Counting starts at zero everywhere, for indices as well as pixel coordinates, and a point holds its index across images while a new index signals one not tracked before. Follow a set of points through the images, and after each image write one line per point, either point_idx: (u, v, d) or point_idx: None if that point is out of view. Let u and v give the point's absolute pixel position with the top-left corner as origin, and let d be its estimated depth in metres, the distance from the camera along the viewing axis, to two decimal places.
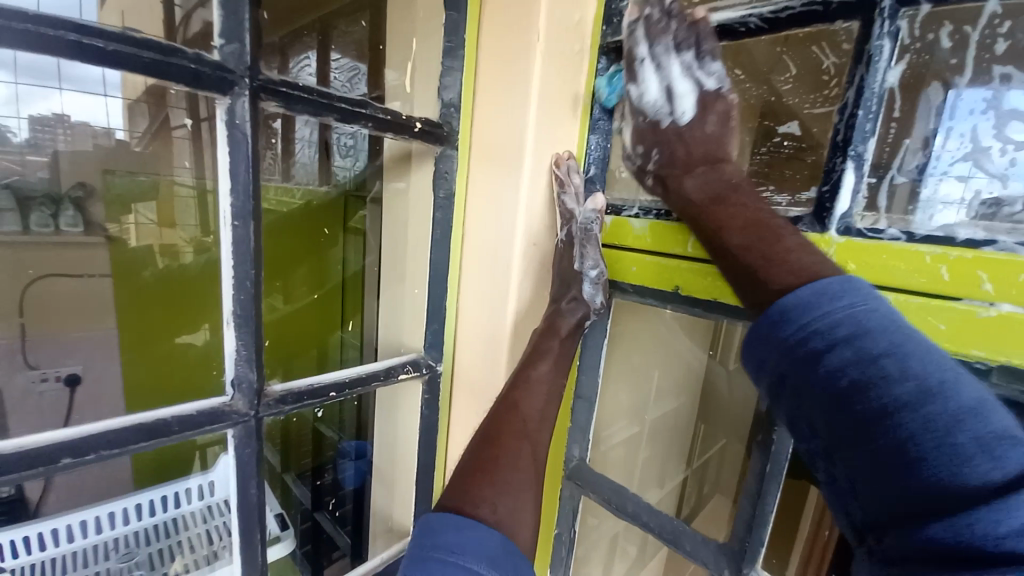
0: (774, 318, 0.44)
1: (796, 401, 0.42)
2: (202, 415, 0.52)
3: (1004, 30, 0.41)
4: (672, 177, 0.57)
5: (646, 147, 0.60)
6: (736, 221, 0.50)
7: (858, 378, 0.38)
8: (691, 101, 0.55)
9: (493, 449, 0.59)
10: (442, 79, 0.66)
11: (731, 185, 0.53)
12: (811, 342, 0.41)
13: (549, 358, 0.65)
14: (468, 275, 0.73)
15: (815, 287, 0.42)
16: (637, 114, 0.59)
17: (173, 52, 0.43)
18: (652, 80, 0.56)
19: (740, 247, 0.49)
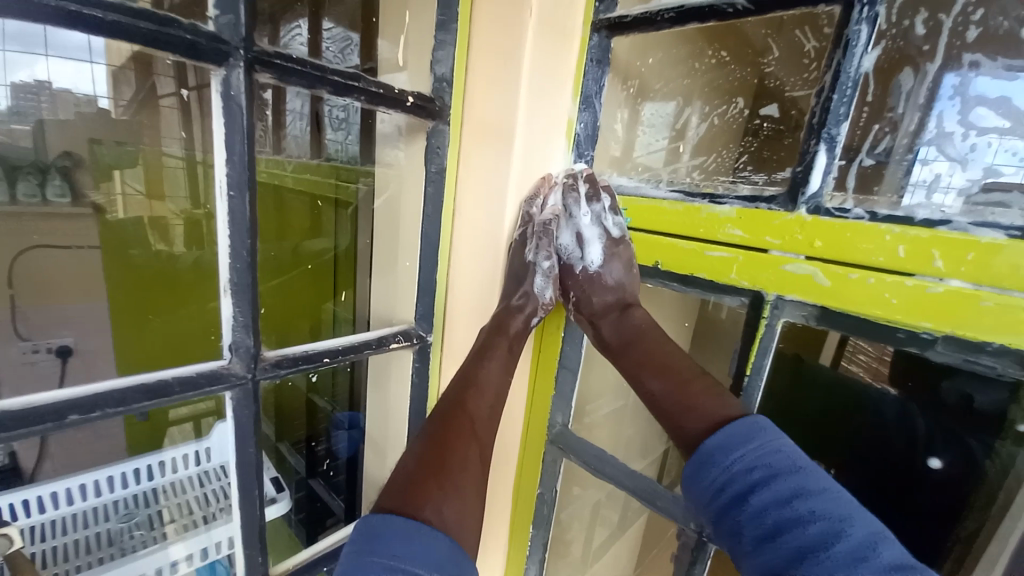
0: (703, 461, 0.56)
1: (729, 528, 0.52)
2: (202, 376, 0.54)
3: (976, 17, 0.44)
4: (597, 323, 0.72)
5: (571, 281, 0.77)
6: (651, 367, 0.67)
7: (777, 519, 0.48)
8: (596, 248, 0.72)
9: (439, 447, 0.60)
10: (435, 52, 0.65)
11: (641, 330, 0.70)
12: (736, 485, 0.52)
13: (499, 356, 0.70)
14: (459, 250, 0.74)
15: (725, 429, 0.55)
16: (562, 257, 0.78)
17: (169, 22, 0.43)
18: (566, 231, 0.75)
19: (660, 389, 0.65)
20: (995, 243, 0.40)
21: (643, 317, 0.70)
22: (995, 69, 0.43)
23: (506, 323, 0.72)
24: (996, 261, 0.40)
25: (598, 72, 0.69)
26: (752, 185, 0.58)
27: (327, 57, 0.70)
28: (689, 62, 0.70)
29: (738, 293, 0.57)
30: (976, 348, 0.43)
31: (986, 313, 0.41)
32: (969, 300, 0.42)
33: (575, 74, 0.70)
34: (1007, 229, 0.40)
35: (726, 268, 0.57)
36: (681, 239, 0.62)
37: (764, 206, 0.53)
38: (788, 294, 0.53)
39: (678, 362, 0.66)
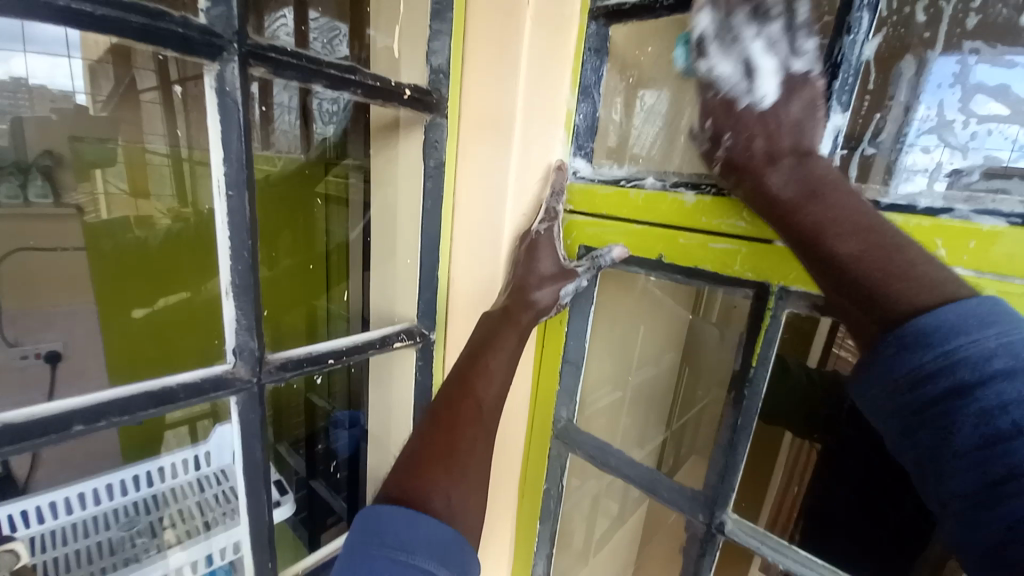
0: (903, 341, 0.39)
1: (925, 446, 0.38)
2: (206, 382, 0.53)
3: (975, 4, 0.46)
4: (751, 169, 0.49)
5: (730, 122, 0.50)
6: (841, 225, 0.44)
7: (1021, 422, 0.34)
8: (776, 79, 0.47)
9: (444, 437, 0.61)
10: (430, 43, 0.64)
11: (829, 182, 0.46)
12: (954, 373, 0.36)
13: (509, 347, 0.68)
14: (459, 247, 0.74)
15: (958, 304, 0.38)
16: (712, 82, 0.50)
17: (162, 16, 0.42)
18: (735, 52, 0.47)
19: (856, 253, 0.43)
20: (996, 230, 0.41)
21: (832, 168, 0.46)
22: (994, 57, 0.44)
23: (516, 312, 0.69)
24: (996, 248, 0.41)
25: (596, 62, 0.68)
26: None
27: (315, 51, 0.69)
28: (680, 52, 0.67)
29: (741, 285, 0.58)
30: None
31: (989, 300, 0.42)
32: (973, 286, 0.43)
33: (573, 65, 0.69)
34: (1010, 216, 0.40)
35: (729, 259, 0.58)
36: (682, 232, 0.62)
37: None
38: (792, 284, 0.54)
39: (888, 228, 0.43)
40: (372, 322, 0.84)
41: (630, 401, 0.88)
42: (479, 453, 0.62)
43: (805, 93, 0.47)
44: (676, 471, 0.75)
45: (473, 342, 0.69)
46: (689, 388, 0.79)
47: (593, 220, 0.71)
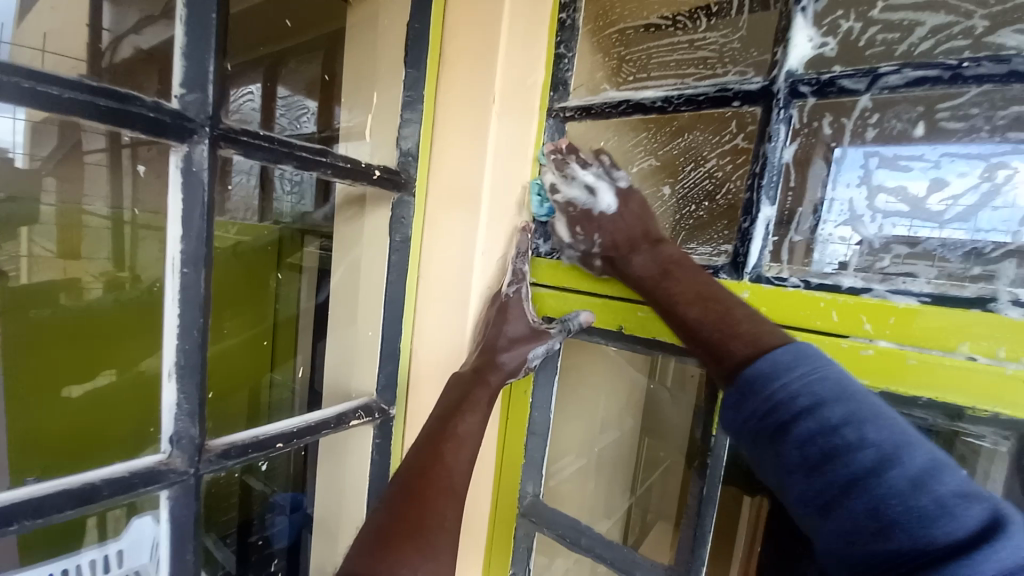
0: (739, 390, 0.49)
1: (778, 467, 0.45)
2: (136, 476, 0.47)
3: (871, 120, 0.52)
4: (621, 258, 0.64)
5: (591, 229, 0.67)
6: (688, 295, 0.57)
7: (826, 448, 0.42)
8: (609, 194, 0.67)
9: (416, 512, 0.58)
10: (401, 129, 0.69)
11: (674, 261, 0.60)
12: (779, 414, 0.45)
13: (479, 412, 0.65)
14: (425, 316, 0.75)
15: (769, 357, 0.47)
16: (570, 204, 0.69)
17: (130, 99, 0.42)
18: (576, 184, 0.68)
19: (697, 318, 0.55)
20: (911, 308, 0.47)
21: (675, 251, 0.61)
22: (891, 161, 0.52)
23: (482, 378, 0.66)
24: (914, 323, 0.46)
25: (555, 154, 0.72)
26: (701, 256, 0.62)
27: (280, 125, 0.68)
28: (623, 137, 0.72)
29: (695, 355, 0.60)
30: (910, 402, 0.48)
31: (914, 370, 0.47)
32: (898, 357, 0.47)
33: (532, 153, 0.74)
34: (918, 296, 0.47)
35: None
36: (641, 304, 0.64)
37: (715, 275, 0.58)
38: None
39: (716, 293, 0.55)
40: (326, 396, 0.79)
41: (593, 468, 0.85)
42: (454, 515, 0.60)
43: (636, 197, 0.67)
44: (642, 541, 0.73)
45: (443, 408, 0.66)
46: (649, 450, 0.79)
47: (556, 291, 0.72)
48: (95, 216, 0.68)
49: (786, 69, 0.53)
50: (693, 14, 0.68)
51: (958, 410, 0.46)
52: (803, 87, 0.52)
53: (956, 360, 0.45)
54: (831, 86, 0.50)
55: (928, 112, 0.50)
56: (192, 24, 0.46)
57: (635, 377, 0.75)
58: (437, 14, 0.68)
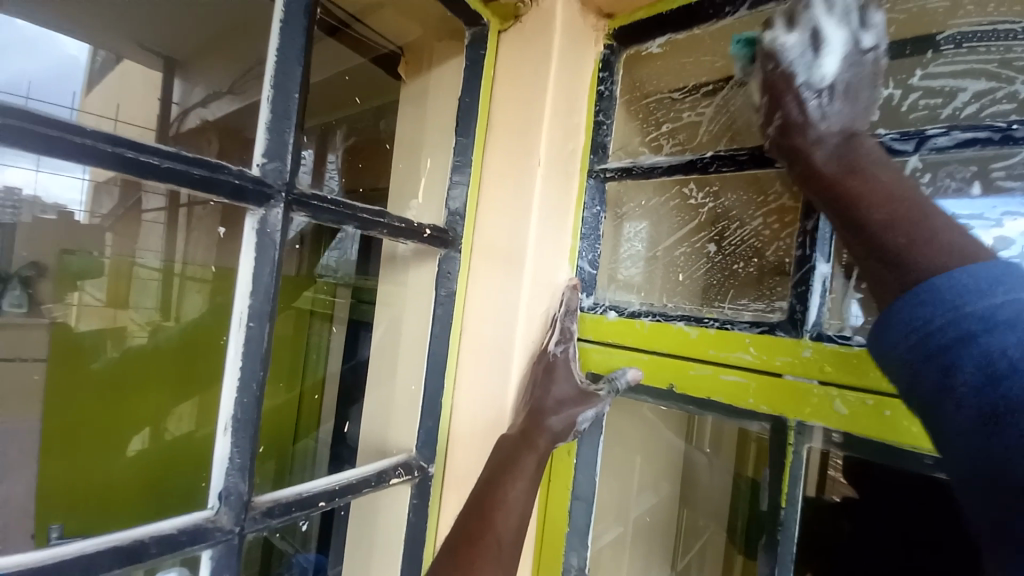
0: (921, 297, 0.37)
1: (928, 394, 0.35)
2: (184, 533, 0.47)
3: (923, 180, 0.52)
4: (801, 140, 0.50)
5: (785, 104, 0.50)
6: (874, 197, 0.45)
7: (1018, 362, 0.30)
8: (835, 63, 0.48)
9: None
10: (449, 191, 0.74)
11: (866, 159, 0.47)
12: (963, 323, 0.34)
13: (526, 478, 0.63)
14: (464, 371, 0.74)
15: (983, 267, 0.36)
16: (768, 58, 0.50)
17: (220, 167, 0.47)
18: (801, 26, 0.48)
19: (880, 219, 0.44)
20: None
21: (878, 151, 0.47)
22: None
23: (532, 438, 0.64)
24: None
25: (596, 210, 0.76)
26: (754, 312, 0.61)
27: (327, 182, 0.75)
28: (658, 195, 0.75)
29: (757, 417, 0.58)
30: None
31: None
32: None
33: (574, 211, 0.76)
34: None
35: (742, 392, 0.58)
36: (692, 362, 0.62)
37: (771, 332, 0.57)
38: (809, 419, 0.54)
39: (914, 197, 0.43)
40: (362, 451, 0.79)
41: (630, 538, 0.79)
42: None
43: (866, 74, 0.49)
44: None
45: (490, 471, 0.65)
46: (690, 519, 0.78)
47: (602, 346, 0.71)
48: (145, 270, 0.89)
49: None
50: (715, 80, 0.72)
51: None
52: None
53: None
54: (879, 147, 0.52)
55: (982, 171, 0.50)
56: (277, 102, 0.52)
57: (674, 441, 0.74)
58: (486, 89, 0.75)
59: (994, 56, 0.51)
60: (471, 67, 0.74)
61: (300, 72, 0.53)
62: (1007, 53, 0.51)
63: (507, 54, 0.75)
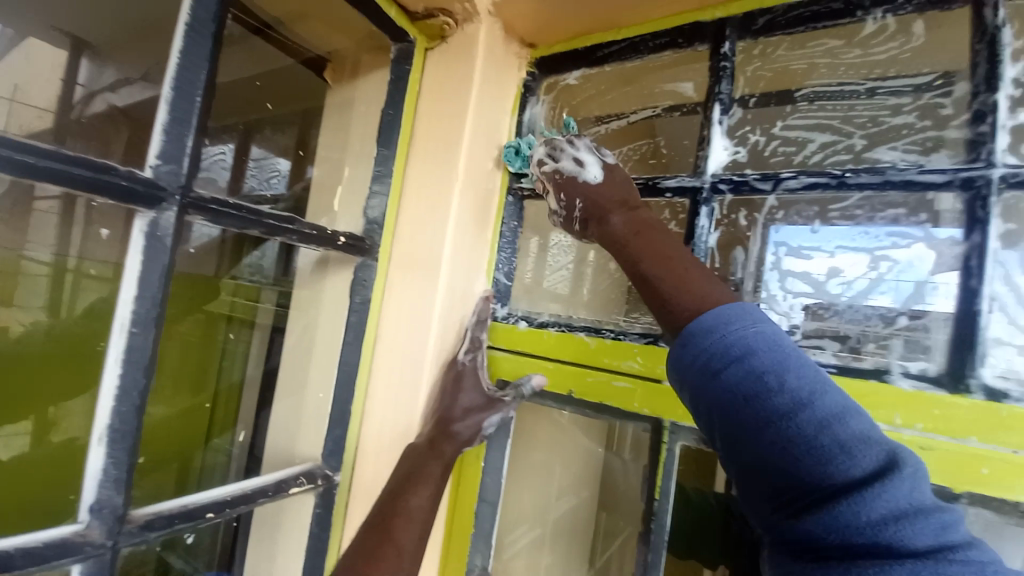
0: (685, 343, 0.45)
1: (707, 415, 0.43)
2: (49, 548, 0.44)
3: (778, 216, 0.60)
4: (598, 220, 0.61)
5: (574, 193, 0.64)
6: (649, 256, 0.55)
7: (748, 393, 0.39)
8: (598, 169, 0.64)
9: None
10: (369, 200, 0.75)
11: (649, 224, 0.59)
12: (714, 361, 0.42)
13: (430, 485, 0.65)
14: (377, 378, 0.74)
15: (715, 314, 0.44)
16: (557, 170, 0.65)
17: (108, 169, 0.45)
18: (566, 158, 0.65)
19: (650, 271, 0.53)
20: None
21: (651, 215, 0.60)
22: (794, 250, 0.60)
23: (439, 447, 0.67)
24: None
25: (514, 226, 0.80)
26: (643, 325, 0.67)
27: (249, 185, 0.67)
28: None
29: (640, 420, 0.64)
30: None
31: None
32: None
33: (493, 226, 0.79)
34: (826, 366, 0.53)
35: (629, 397, 0.64)
36: (590, 370, 0.68)
37: (655, 343, 0.63)
38: (682, 421, 0.60)
39: (679, 255, 0.53)
40: None
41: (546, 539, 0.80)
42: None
43: (619, 176, 0.63)
44: None
45: (394, 482, 0.66)
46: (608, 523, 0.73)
47: (511, 353, 0.75)
48: None
49: (710, 171, 0.62)
50: (620, 115, 0.76)
51: None
52: (722, 185, 0.61)
53: None
54: (745, 185, 0.60)
55: (823, 211, 0.58)
56: (177, 104, 0.51)
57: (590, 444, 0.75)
58: (410, 103, 0.76)
59: (837, 114, 0.60)
60: (395, 81, 0.76)
61: (206, 78, 0.52)
62: (847, 112, 0.59)
63: (433, 70, 0.77)
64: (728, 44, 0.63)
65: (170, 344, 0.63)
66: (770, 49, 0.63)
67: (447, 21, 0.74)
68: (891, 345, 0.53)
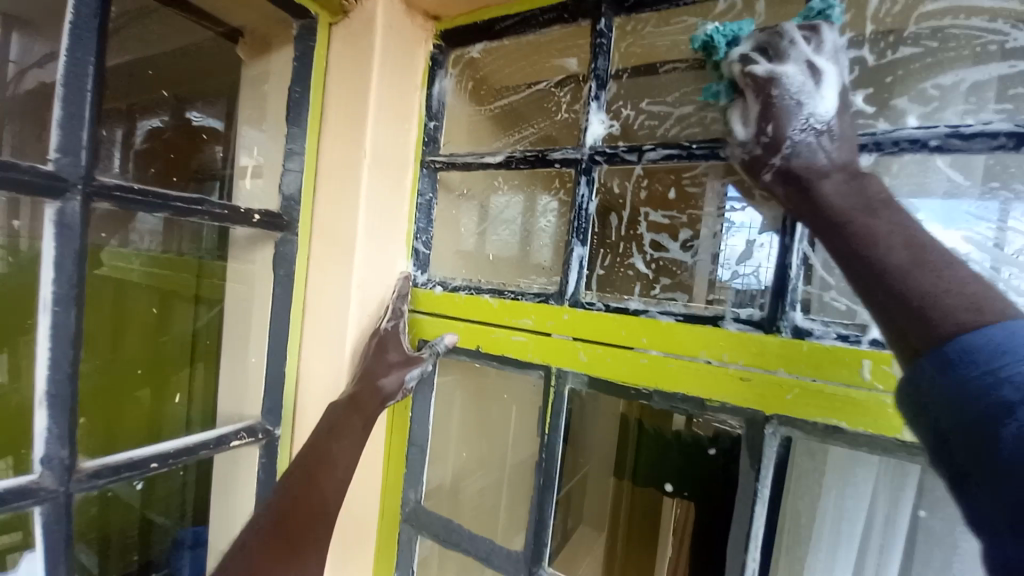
0: (954, 360, 0.32)
1: (972, 464, 0.30)
2: (8, 492, 0.52)
3: (644, 184, 0.68)
4: (804, 178, 0.47)
5: (784, 125, 0.47)
6: (886, 235, 0.40)
7: None
8: (831, 97, 0.47)
9: (283, 553, 0.66)
10: (283, 177, 0.79)
11: (882, 198, 0.42)
12: (1001, 391, 0.30)
13: (351, 435, 0.73)
14: (307, 342, 0.82)
15: (1005, 327, 0.32)
16: (768, 82, 0.49)
17: (9, 166, 0.49)
18: (796, 59, 0.48)
19: (903, 262, 0.38)
20: (668, 324, 0.61)
21: (888, 187, 0.43)
22: (655, 214, 0.68)
23: (364, 402, 0.74)
24: (671, 336, 0.61)
25: (428, 198, 0.85)
26: (539, 285, 0.76)
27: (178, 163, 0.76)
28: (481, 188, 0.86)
29: (534, 368, 0.73)
30: (673, 398, 0.61)
31: (673, 371, 0.61)
32: (663, 363, 0.62)
33: (409, 199, 0.85)
34: (675, 314, 0.62)
35: (525, 349, 0.73)
36: (494, 327, 0.76)
37: (546, 301, 0.72)
38: (566, 367, 0.69)
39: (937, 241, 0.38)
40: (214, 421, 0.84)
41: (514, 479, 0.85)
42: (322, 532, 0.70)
43: (846, 119, 0.48)
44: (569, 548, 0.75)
45: (319, 433, 0.73)
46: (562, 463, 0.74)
47: (430, 316, 0.83)
48: None
49: (587, 144, 0.69)
50: (515, 88, 0.84)
51: (702, 401, 0.59)
52: (598, 156, 0.68)
53: (699, 364, 0.59)
54: (616, 157, 0.66)
55: (678, 179, 0.66)
56: (68, 99, 0.55)
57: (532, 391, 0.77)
58: (318, 81, 0.80)
59: (689, 87, 0.66)
60: (300, 59, 0.78)
61: (94, 69, 0.56)
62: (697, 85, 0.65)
63: (338, 47, 0.80)
64: (604, 22, 0.68)
65: (90, 312, 0.67)
66: (640, 25, 0.68)
67: None
68: (725, 295, 0.61)
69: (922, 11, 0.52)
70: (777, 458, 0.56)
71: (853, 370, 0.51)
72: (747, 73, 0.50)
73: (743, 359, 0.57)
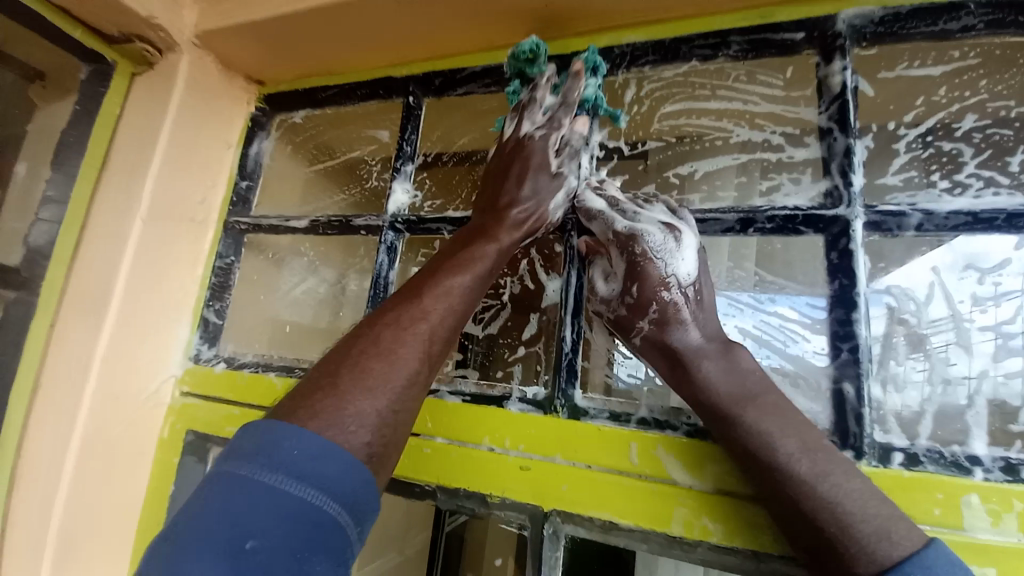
0: None
1: None
2: None
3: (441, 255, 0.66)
4: (682, 356, 0.44)
5: (650, 288, 0.46)
6: (782, 423, 0.39)
7: None
8: (692, 259, 0.47)
9: (417, 301, 0.42)
10: (33, 223, 0.66)
11: (761, 380, 0.41)
12: None
13: (475, 267, 0.46)
14: (31, 431, 0.64)
15: (926, 563, 0.32)
16: (630, 245, 0.48)
17: None
18: (645, 219, 0.49)
19: (810, 475, 0.37)
20: (454, 405, 0.55)
21: (758, 366, 0.43)
22: None
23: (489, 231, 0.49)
24: (455, 420, 0.54)
25: (227, 261, 0.75)
26: None
27: None
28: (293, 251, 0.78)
29: None
30: (456, 494, 0.52)
31: (457, 461, 0.53)
32: (447, 451, 0.54)
33: (204, 262, 0.75)
34: (463, 394, 0.55)
35: None
36: None
37: None
38: None
39: (831, 445, 0.38)
40: None
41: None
42: (402, 373, 0.39)
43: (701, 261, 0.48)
44: None
45: (433, 262, 0.47)
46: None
47: (205, 401, 0.68)
48: None
49: (388, 213, 0.66)
50: (333, 154, 0.80)
51: (485, 497, 0.51)
52: (398, 224, 0.65)
53: (481, 451, 0.52)
54: (418, 222, 0.64)
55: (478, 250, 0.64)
56: None
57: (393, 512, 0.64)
58: (105, 128, 0.72)
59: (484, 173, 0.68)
60: (85, 104, 0.70)
61: None
62: None
63: (136, 97, 0.73)
64: (413, 98, 0.69)
65: None
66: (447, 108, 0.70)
67: (146, 48, 0.71)
68: (514, 372, 0.57)
69: (662, 113, 0.61)
70: (562, 566, 0.49)
71: (622, 452, 0.47)
72: (609, 227, 0.50)
73: (523, 444, 0.51)
